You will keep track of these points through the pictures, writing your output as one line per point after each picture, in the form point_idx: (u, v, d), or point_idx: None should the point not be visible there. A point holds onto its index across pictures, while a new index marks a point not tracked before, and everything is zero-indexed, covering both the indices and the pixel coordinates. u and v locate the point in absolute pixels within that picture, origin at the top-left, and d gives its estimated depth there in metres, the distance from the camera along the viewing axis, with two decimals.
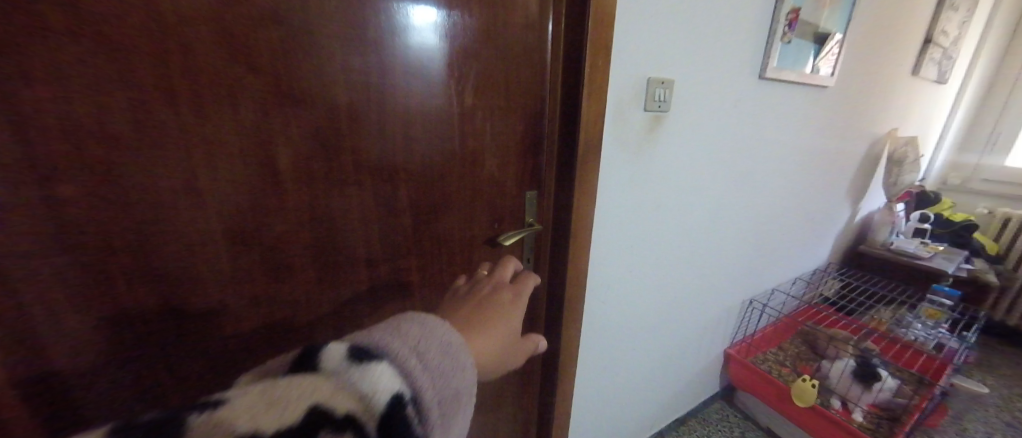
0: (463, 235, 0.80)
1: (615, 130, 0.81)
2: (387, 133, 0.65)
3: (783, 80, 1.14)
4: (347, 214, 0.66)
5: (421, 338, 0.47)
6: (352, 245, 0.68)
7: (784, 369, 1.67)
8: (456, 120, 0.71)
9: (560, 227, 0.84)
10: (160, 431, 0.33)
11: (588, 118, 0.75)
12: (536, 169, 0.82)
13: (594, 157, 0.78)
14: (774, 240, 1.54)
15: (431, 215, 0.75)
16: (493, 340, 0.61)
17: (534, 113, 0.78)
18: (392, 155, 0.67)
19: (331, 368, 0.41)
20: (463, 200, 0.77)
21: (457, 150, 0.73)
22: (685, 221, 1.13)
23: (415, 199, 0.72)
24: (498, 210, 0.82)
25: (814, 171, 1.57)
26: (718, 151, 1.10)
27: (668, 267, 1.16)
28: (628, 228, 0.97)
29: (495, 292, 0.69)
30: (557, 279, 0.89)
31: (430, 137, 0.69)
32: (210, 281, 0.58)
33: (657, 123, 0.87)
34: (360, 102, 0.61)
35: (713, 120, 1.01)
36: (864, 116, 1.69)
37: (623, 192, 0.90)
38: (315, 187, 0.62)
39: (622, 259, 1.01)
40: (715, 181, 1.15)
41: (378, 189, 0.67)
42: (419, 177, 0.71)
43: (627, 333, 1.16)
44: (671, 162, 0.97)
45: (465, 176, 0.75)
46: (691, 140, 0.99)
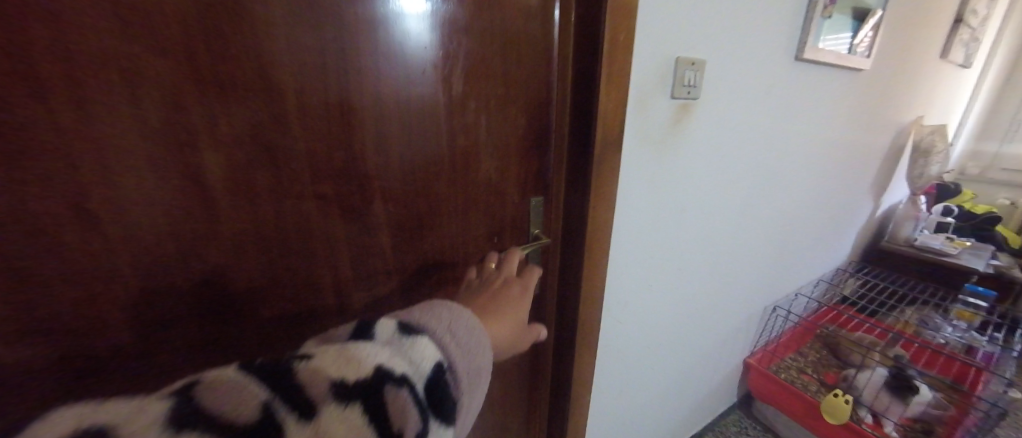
0: (455, 253, 0.67)
1: (638, 122, 0.67)
2: (356, 130, 0.51)
3: (819, 62, 1.00)
4: (307, 233, 0.52)
5: (456, 316, 0.46)
6: (318, 270, 0.55)
7: (804, 377, 1.56)
8: (442, 113, 0.57)
9: (573, 239, 0.70)
10: (269, 371, 0.33)
11: (608, 108, 0.60)
12: (544, 171, 0.69)
13: (616, 155, 0.64)
14: (799, 241, 1.41)
15: (416, 229, 0.61)
16: (503, 333, 0.52)
17: (539, 104, 0.64)
18: (364, 158, 0.53)
19: (383, 336, 0.41)
20: (454, 210, 0.63)
21: (447, 151, 0.59)
22: (709, 224, 1.00)
23: (395, 211, 0.58)
24: (498, 220, 0.68)
25: (842, 165, 1.44)
26: (746, 146, 0.96)
27: (689, 276, 1.04)
28: (647, 236, 0.84)
29: (501, 288, 0.57)
30: (568, 299, 0.76)
31: (412, 135, 0.55)
32: (129, 326, 0.44)
33: (685, 113, 0.74)
34: (318, 90, 0.47)
35: (743, 108, 0.88)
36: (893, 104, 1.55)
37: (644, 194, 0.76)
38: (264, 201, 0.48)
39: (640, 271, 0.88)
40: (742, 179, 1.02)
41: (347, 201, 0.54)
42: (399, 185, 0.57)
43: (644, 350, 1.03)
44: (696, 158, 0.84)
45: (457, 181, 0.62)
46: (719, 134, 0.86)
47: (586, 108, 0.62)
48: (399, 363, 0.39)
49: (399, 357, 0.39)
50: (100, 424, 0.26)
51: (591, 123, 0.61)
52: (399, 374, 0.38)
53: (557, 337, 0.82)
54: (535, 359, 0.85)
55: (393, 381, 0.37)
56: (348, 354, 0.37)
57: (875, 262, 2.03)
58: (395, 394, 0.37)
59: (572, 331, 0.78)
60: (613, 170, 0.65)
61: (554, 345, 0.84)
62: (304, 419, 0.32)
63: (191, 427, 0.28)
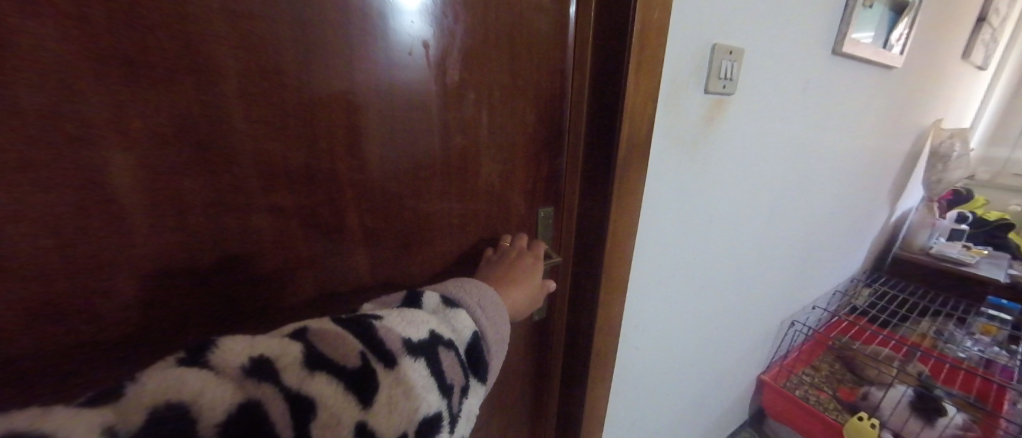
0: (449, 273, 0.56)
1: (667, 120, 0.56)
2: (323, 126, 0.40)
3: (855, 57, 0.90)
4: (259, 255, 0.41)
5: (488, 289, 0.45)
6: (276, 299, 0.44)
7: (822, 394, 1.44)
8: (434, 105, 0.46)
9: (588, 258, 0.60)
10: (348, 328, 0.34)
11: (637, 103, 0.50)
12: (556, 177, 0.58)
13: (643, 160, 0.54)
14: (820, 252, 1.31)
15: (402, 246, 0.51)
16: (520, 293, 0.49)
17: (552, 95, 0.53)
18: (334, 161, 0.42)
19: (429, 304, 0.40)
20: (448, 224, 0.53)
21: (439, 152, 0.48)
22: (734, 236, 0.90)
23: (375, 226, 0.47)
24: (500, 234, 0.58)
25: (866, 171, 1.35)
26: (776, 148, 0.86)
27: (710, 292, 0.93)
28: (668, 251, 0.73)
29: (513, 262, 0.52)
30: (579, 324, 0.65)
31: (395, 133, 0.45)
32: (7, 382, 0.33)
33: (718, 111, 0.63)
34: (269, 73, 0.36)
35: (776, 107, 0.78)
36: (917, 106, 1.46)
37: (668, 204, 0.66)
38: (197, 218, 0.37)
39: (658, 291, 0.78)
40: (770, 186, 0.92)
41: (314, 214, 0.43)
42: (379, 194, 0.46)
43: (659, 375, 0.93)
44: (725, 163, 0.73)
45: (452, 189, 0.51)
46: (750, 135, 0.76)
47: (608, 104, 0.51)
48: (446, 330, 0.38)
49: (444, 325, 0.39)
50: (262, 356, 0.29)
51: (614, 123, 0.51)
52: (450, 338, 0.38)
53: (566, 368, 0.72)
54: (540, 391, 0.75)
55: (443, 344, 0.37)
56: (409, 315, 0.37)
57: (889, 271, 1.94)
58: (446, 357, 0.37)
59: (584, 364, 0.67)
60: (639, 178, 0.54)
61: (563, 375, 0.73)
62: (389, 367, 0.33)
63: (320, 368, 0.31)
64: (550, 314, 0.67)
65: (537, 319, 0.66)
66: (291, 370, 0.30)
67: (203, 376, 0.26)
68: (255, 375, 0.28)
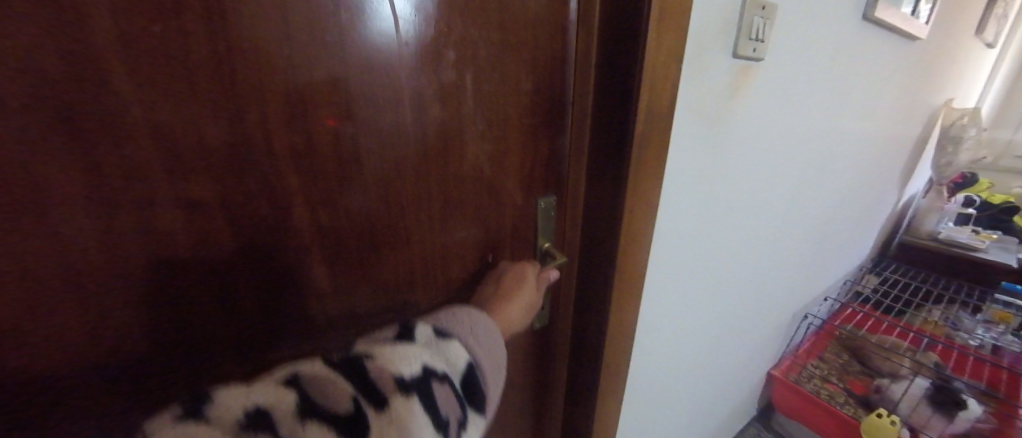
0: (430, 281, 0.46)
1: (690, 89, 0.47)
2: (250, 91, 0.30)
3: (884, 24, 0.81)
4: (168, 266, 0.30)
5: (479, 314, 0.37)
6: (203, 328, 0.33)
7: (831, 386, 1.31)
8: (401, 65, 0.35)
9: (597, 258, 0.51)
10: (338, 370, 0.28)
11: (659, 66, 0.39)
12: (556, 162, 0.49)
13: (663, 139, 0.44)
14: (836, 241, 1.23)
15: (370, 251, 0.40)
16: (518, 307, 0.44)
17: (553, 60, 0.43)
18: (269, 140, 0.31)
19: (423, 334, 0.33)
20: (427, 221, 0.42)
21: (412, 129, 0.38)
22: (754, 225, 0.81)
23: (332, 225, 0.37)
24: (493, 231, 0.48)
25: (883, 154, 1.26)
26: (801, 128, 0.77)
27: (728, 288, 0.84)
28: (688, 246, 0.64)
29: (508, 286, 0.45)
30: (588, 331, 0.56)
31: (353, 103, 0.34)
32: None
33: (745, 80, 0.54)
34: (160, 12, 0.26)
35: (804, 77, 0.68)
36: (933, 83, 1.37)
37: (689, 192, 0.57)
38: (69, 222, 0.26)
39: (675, 293, 0.68)
40: (792, 172, 0.82)
41: (245, 211, 0.32)
42: (336, 184, 0.36)
43: (672, 383, 0.84)
44: (750, 142, 0.64)
45: (433, 175, 0.41)
46: (777, 111, 0.66)
47: (620, 68, 0.41)
48: (439, 364, 0.31)
49: (439, 360, 0.32)
50: (256, 407, 0.25)
51: (629, 91, 0.41)
52: (445, 371, 0.31)
53: (572, 381, 0.63)
54: (542, 406, 0.66)
55: (438, 382, 0.30)
56: (402, 351, 0.30)
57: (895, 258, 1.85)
58: (441, 397, 0.30)
59: (592, 379, 0.58)
60: (659, 160, 0.45)
61: (568, 389, 0.64)
62: (380, 410, 0.28)
63: (312, 418, 0.26)
64: (551, 321, 0.59)
65: (538, 326, 0.57)
66: (284, 422, 0.26)
67: (201, 433, 0.23)
68: (254, 429, 0.25)
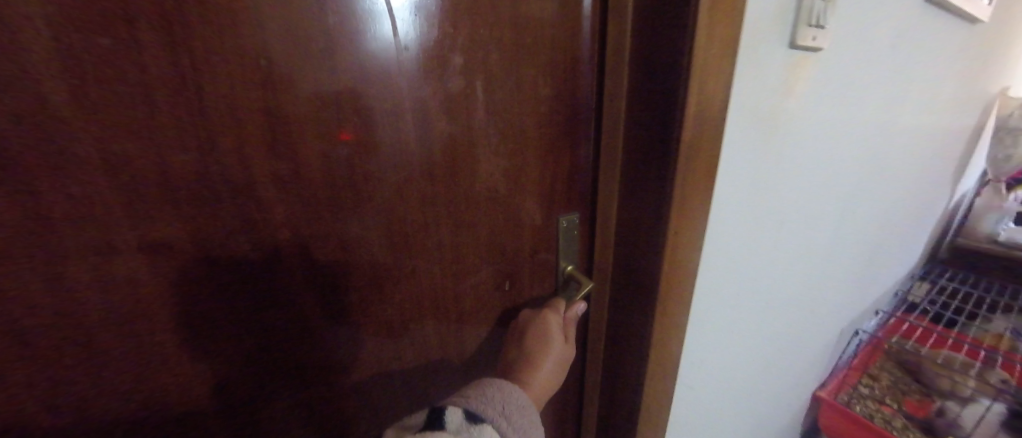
0: (438, 314, 0.40)
1: (743, 86, 0.40)
2: (221, 108, 0.25)
3: (946, 4, 0.72)
4: (133, 320, 0.26)
5: (510, 388, 0.35)
6: (177, 380, 0.29)
7: (886, 409, 1.08)
8: (399, 70, 0.30)
9: (635, 286, 0.43)
10: None
11: (711, 57, 0.32)
12: (577, 174, 0.43)
13: (715, 146, 0.36)
14: (887, 247, 1.12)
15: (369, 285, 0.35)
16: (547, 375, 0.40)
17: (577, 60, 0.38)
18: (247, 163, 0.27)
19: (453, 422, 0.32)
20: (436, 248, 0.37)
21: (416, 145, 0.32)
22: (804, 236, 0.72)
23: (326, 259, 0.32)
24: (511, 255, 0.43)
25: (939, 150, 1.14)
26: (856, 126, 0.68)
27: (776, 307, 0.75)
28: (737, 264, 0.57)
29: (532, 349, 0.41)
30: (622, 367, 0.49)
31: (345, 117, 0.29)
32: None
33: (801, 75, 0.47)
34: (105, 15, 0.21)
35: (862, 69, 0.60)
36: (992, 69, 1.24)
37: (740, 205, 0.50)
38: (10, 275, 0.22)
39: (720, 318, 0.59)
40: (844, 175, 0.74)
41: (220, 248, 0.27)
42: (328, 211, 0.31)
43: (716, 414, 0.75)
44: (804, 144, 0.57)
45: (442, 197, 0.35)
46: (833, 108, 0.59)
47: (659, 61, 0.34)
48: None
49: None
50: None
51: (672, 90, 0.33)
52: None
53: (604, 420, 0.56)
54: None
55: None
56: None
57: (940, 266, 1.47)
58: None
59: (627, 422, 0.50)
60: (710, 171, 0.37)
61: (599, 428, 0.57)
62: None
63: None
64: (584, 348, 0.54)
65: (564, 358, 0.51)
66: None
67: None
68: None
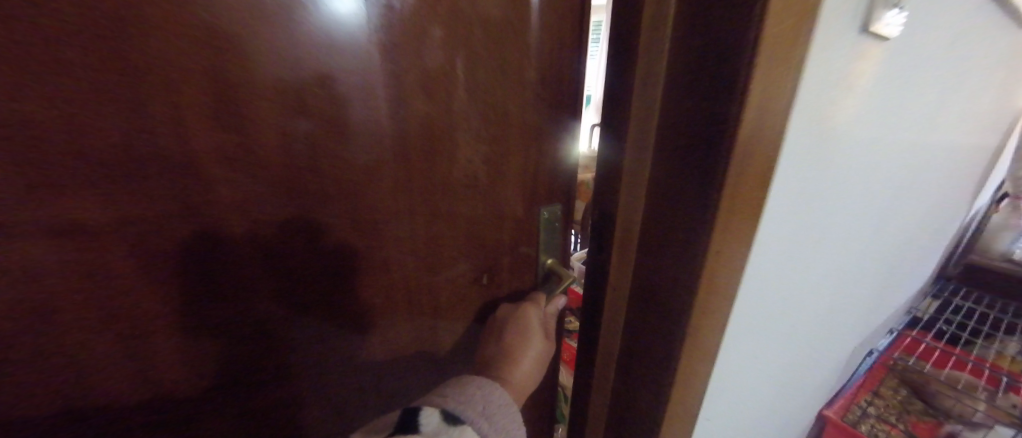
0: (410, 308, 0.38)
1: (803, 91, 0.29)
2: (160, 70, 0.22)
3: None
4: (51, 302, 0.23)
5: (492, 388, 0.33)
6: (108, 374, 0.26)
7: (894, 432, 0.90)
8: (366, 40, 0.27)
9: (653, 319, 0.35)
10: None
11: (780, 31, 0.24)
12: (561, 164, 0.41)
13: (773, 158, 0.28)
14: (911, 269, 1.04)
15: (333, 274, 0.32)
16: (528, 369, 0.38)
17: (567, 40, 0.36)
18: (192, 134, 0.24)
19: (430, 426, 0.29)
20: (410, 238, 0.35)
21: (390, 125, 0.30)
22: (855, 268, 0.61)
23: (284, 246, 0.29)
24: (492, 248, 0.40)
25: (972, 165, 1.06)
26: (922, 147, 0.55)
27: (817, 347, 0.65)
28: (792, 307, 0.46)
29: (512, 342, 0.39)
30: (622, 408, 0.41)
31: (308, 90, 0.26)
32: None
33: (883, 73, 0.36)
34: None
35: (945, 71, 0.49)
36: None
37: (801, 238, 0.39)
38: None
39: (756, 383, 0.48)
40: (897, 206, 0.61)
41: (158, 228, 0.25)
42: (286, 194, 0.28)
43: None
44: (873, 162, 0.45)
45: (414, 183, 0.33)
46: (904, 126, 0.46)
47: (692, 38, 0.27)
48: None
49: None
50: None
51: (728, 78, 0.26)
52: None
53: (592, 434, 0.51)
54: None
55: None
56: None
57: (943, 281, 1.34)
58: None
59: None
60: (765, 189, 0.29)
61: None
62: None
63: None
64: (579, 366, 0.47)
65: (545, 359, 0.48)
66: None
67: None
68: None
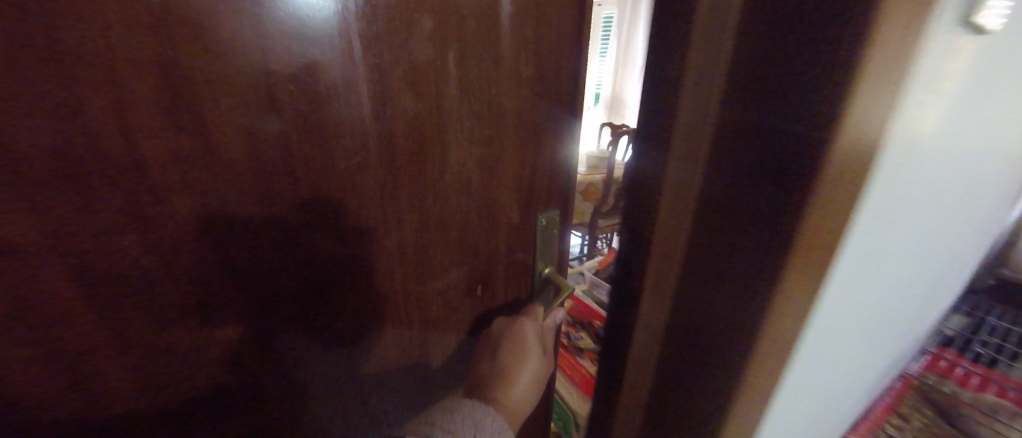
0: (400, 323, 0.35)
1: (884, 108, 0.24)
2: (98, 64, 0.18)
3: None
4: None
5: (483, 413, 0.32)
6: (49, 420, 0.22)
7: None
8: (346, 29, 0.24)
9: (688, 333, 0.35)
10: None
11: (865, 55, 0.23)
12: (559, 168, 0.38)
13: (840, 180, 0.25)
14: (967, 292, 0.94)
15: (313, 295, 0.29)
16: (526, 386, 0.37)
17: (566, 36, 0.33)
18: (141, 139, 0.20)
19: None
20: (397, 249, 0.32)
21: (374, 127, 0.27)
22: (913, 299, 0.54)
23: (256, 263, 0.26)
24: (486, 256, 0.38)
25: None
26: (994, 163, 0.48)
27: (864, 384, 0.58)
28: (840, 345, 0.41)
29: (508, 360, 0.36)
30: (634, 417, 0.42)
31: (280, 88, 0.23)
32: None
33: (965, 88, 0.31)
34: None
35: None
36: None
37: (861, 272, 0.34)
38: None
39: (794, 426, 0.43)
40: (961, 230, 0.54)
41: (106, 250, 0.21)
42: (257, 205, 0.24)
43: None
44: (946, 185, 0.40)
45: (401, 188, 0.30)
46: (980, 142, 0.40)
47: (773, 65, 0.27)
48: None
49: None
50: None
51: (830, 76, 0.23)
52: None
53: None
54: None
55: None
56: None
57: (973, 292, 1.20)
58: None
59: None
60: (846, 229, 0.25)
61: None
62: None
63: None
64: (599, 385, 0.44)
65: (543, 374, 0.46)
66: None
67: None
68: None
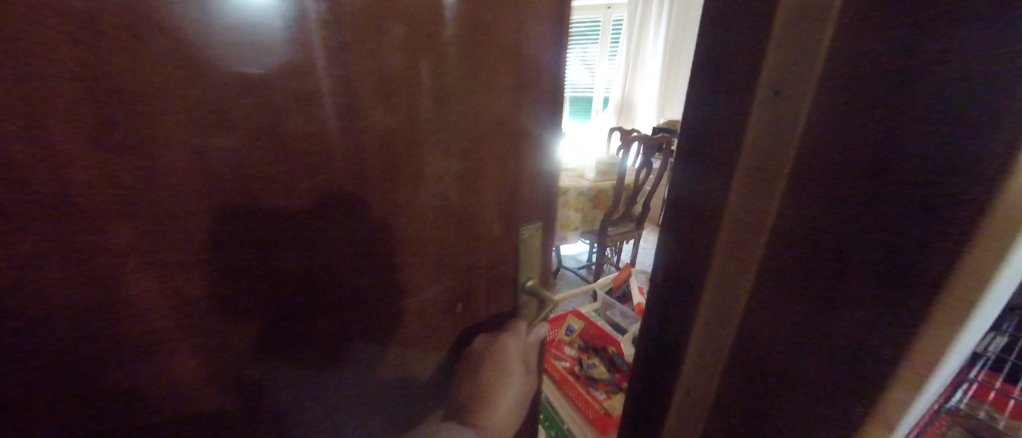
0: (374, 342, 0.33)
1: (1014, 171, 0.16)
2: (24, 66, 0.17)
3: None
4: None
5: None
6: None
7: None
8: (308, 37, 0.23)
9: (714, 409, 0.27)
10: None
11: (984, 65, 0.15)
12: (541, 179, 0.37)
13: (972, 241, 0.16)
14: None
15: (277, 315, 0.27)
16: (507, 406, 0.36)
17: (546, 43, 0.32)
18: (74, 158, 0.18)
19: None
20: (370, 266, 0.30)
21: (341, 139, 0.26)
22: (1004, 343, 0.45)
23: (215, 284, 0.24)
24: (467, 270, 0.36)
25: None
26: None
27: None
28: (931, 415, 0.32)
29: (490, 378, 0.36)
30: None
31: (231, 100, 0.21)
32: None
33: None
34: None
35: None
36: None
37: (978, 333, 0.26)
38: None
39: None
40: None
41: (43, 267, 0.19)
42: (214, 221, 0.23)
43: None
44: None
45: (370, 202, 0.28)
46: None
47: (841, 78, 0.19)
48: None
49: None
50: None
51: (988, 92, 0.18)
52: None
53: None
54: None
55: None
56: None
57: None
58: None
59: None
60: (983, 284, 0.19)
61: None
62: None
63: None
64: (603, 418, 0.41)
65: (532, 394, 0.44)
66: None
67: None
68: None
